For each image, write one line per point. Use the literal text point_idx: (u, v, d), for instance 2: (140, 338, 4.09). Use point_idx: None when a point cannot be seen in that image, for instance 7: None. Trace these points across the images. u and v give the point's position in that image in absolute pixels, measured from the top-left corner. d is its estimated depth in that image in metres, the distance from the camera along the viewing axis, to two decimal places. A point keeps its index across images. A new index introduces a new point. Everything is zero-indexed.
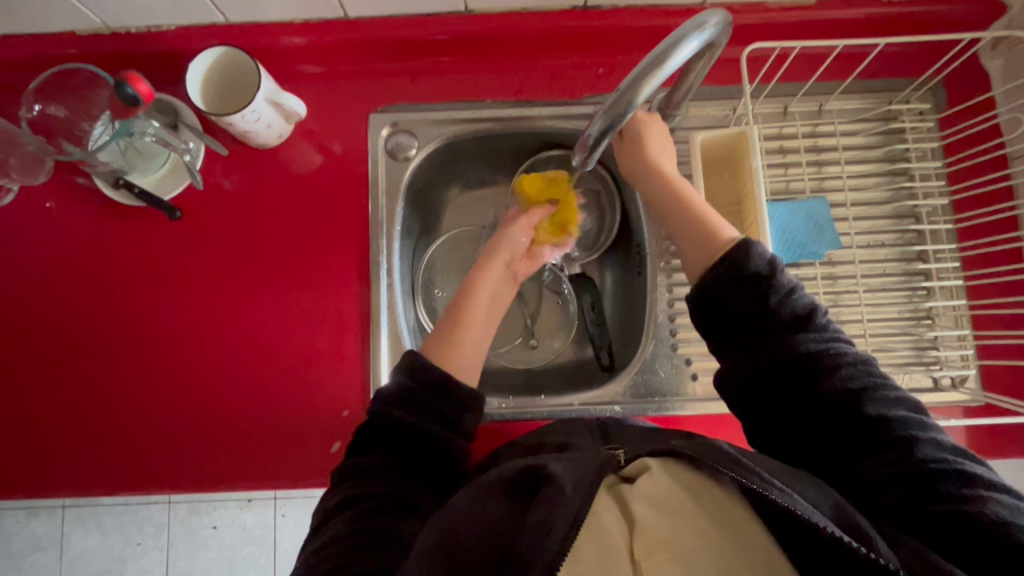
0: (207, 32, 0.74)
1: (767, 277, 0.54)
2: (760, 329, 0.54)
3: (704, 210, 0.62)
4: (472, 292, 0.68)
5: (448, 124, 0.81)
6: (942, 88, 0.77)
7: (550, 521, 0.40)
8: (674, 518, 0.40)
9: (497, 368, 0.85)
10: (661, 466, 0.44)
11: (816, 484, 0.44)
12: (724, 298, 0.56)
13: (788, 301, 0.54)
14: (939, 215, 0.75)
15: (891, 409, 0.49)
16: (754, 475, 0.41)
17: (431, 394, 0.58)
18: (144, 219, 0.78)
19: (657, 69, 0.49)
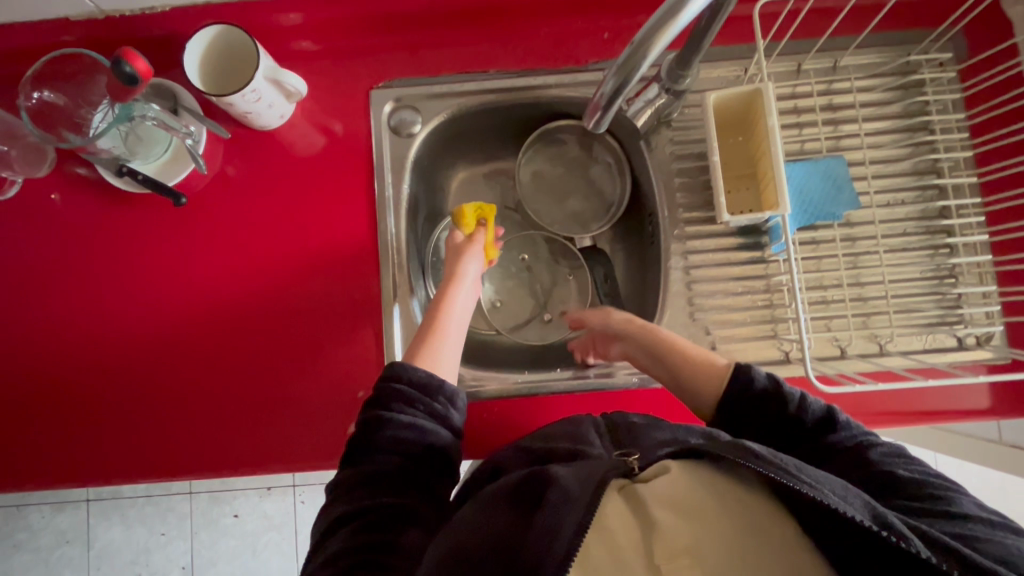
0: (201, 11, 0.73)
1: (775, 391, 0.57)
2: (783, 437, 0.56)
3: (697, 350, 0.67)
4: (449, 306, 0.71)
5: (451, 97, 0.79)
6: (963, 37, 0.74)
7: (557, 525, 0.40)
8: (695, 521, 0.39)
9: (511, 345, 0.85)
10: (680, 467, 0.43)
11: (845, 481, 0.42)
12: (744, 422, 0.58)
13: (804, 412, 0.55)
14: (961, 169, 0.73)
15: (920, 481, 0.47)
16: (780, 469, 0.40)
17: (422, 395, 0.59)
18: (149, 208, 0.77)
19: (670, 22, 0.45)
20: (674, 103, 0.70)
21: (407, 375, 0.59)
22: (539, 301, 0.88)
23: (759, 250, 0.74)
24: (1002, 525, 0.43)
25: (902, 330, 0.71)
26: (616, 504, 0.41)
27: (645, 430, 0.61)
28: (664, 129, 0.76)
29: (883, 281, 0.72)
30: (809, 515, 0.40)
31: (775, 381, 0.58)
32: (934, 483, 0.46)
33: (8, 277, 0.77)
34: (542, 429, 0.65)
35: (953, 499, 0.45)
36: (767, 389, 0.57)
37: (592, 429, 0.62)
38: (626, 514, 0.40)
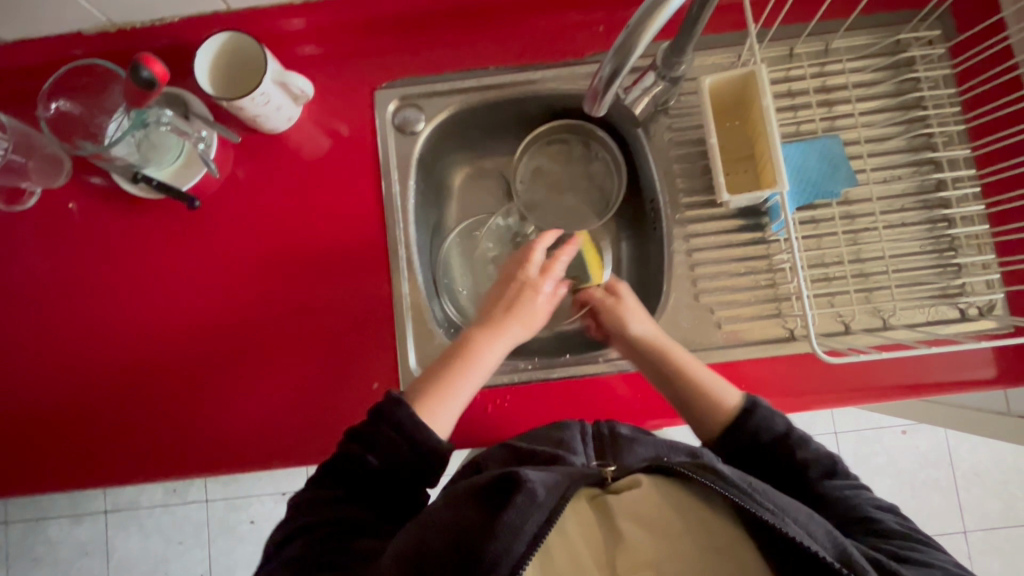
0: (209, 20, 0.75)
1: (787, 437, 0.61)
2: (787, 479, 0.59)
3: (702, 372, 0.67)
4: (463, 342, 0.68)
5: (453, 94, 0.81)
6: (950, 16, 0.75)
7: (517, 527, 0.43)
8: (659, 537, 0.44)
9: None
10: (652, 483, 0.47)
11: (812, 513, 0.46)
12: (752, 457, 0.62)
13: (809, 452, 0.60)
14: (955, 143, 0.74)
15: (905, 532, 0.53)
16: (743, 494, 0.44)
17: (403, 435, 0.58)
18: (163, 213, 0.79)
19: (664, 5, 0.47)
20: (671, 89, 0.72)
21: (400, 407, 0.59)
22: None
23: (760, 231, 0.75)
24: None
25: (904, 304, 0.72)
26: (587, 515, 0.47)
27: (629, 445, 0.65)
28: (661, 117, 0.78)
29: (883, 256, 0.73)
30: (769, 545, 0.44)
31: (785, 419, 0.62)
32: (910, 537, 0.53)
33: (28, 286, 0.79)
34: (531, 431, 0.68)
35: (922, 552, 0.51)
36: (776, 431, 0.61)
37: (578, 437, 0.65)
38: (599, 534, 0.46)
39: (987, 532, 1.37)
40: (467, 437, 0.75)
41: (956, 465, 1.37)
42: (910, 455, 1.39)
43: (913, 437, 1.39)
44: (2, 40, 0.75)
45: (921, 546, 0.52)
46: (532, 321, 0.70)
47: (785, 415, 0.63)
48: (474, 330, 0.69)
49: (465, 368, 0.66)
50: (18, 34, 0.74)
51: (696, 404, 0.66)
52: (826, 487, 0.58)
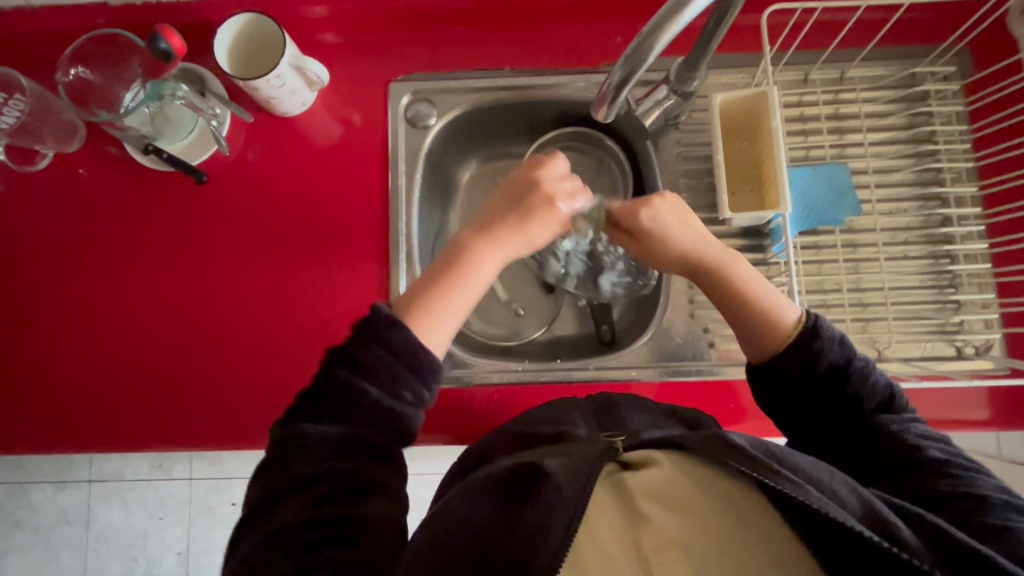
0: (233, 2, 0.77)
1: (847, 368, 0.53)
2: (834, 413, 0.54)
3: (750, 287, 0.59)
4: (471, 253, 0.58)
5: (466, 92, 0.81)
6: (968, 53, 0.75)
7: (547, 524, 0.41)
8: (682, 513, 0.40)
9: (485, 340, 0.87)
10: (668, 457, 0.45)
11: (837, 471, 0.44)
12: (823, 394, 0.54)
13: (866, 387, 0.53)
14: (963, 181, 0.74)
15: (936, 452, 0.50)
16: (764, 468, 0.41)
17: (398, 365, 0.51)
18: (170, 187, 0.80)
19: (676, 17, 0.47)
20: (683, 104, 0.72)
21: (373, 341, 0.51)
22: (519, 297, 0.90)
23: (761, 252, 0.75)
24: (1004, 502, 0.46)
25: (900, 337, 0.72)
26: (603, 496, 0.43)
27: (627, 410, 0.64)
28: (671, 131, 0.78)
29: (882, 288, 0.73)
30: (808, 526, 0.41)
31: (850, 346, 0.54)
32: (957, 464, 0.49)
33: (29, 246, 0.80)
34: (530, 412, 0.68)
35: (969, 483, 0.47)
36: (837, 362, 0.54)
37: (578, 415, 0.64)
38: (613, 508, 0.42)
39: None
40: (451, 434, 0.76)
41: None
42: None
43: None
44: (29, 5, 0.77)
45: (967, 473, 0.48)
46: (537, 233, 0.60)
47: (849, 342, 0.55)
48: (471, 244, 0.59)
49: (460, 284, 0.57)
50: (47, 1, 0.76)
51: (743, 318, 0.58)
52: (879, 421, 0.52)
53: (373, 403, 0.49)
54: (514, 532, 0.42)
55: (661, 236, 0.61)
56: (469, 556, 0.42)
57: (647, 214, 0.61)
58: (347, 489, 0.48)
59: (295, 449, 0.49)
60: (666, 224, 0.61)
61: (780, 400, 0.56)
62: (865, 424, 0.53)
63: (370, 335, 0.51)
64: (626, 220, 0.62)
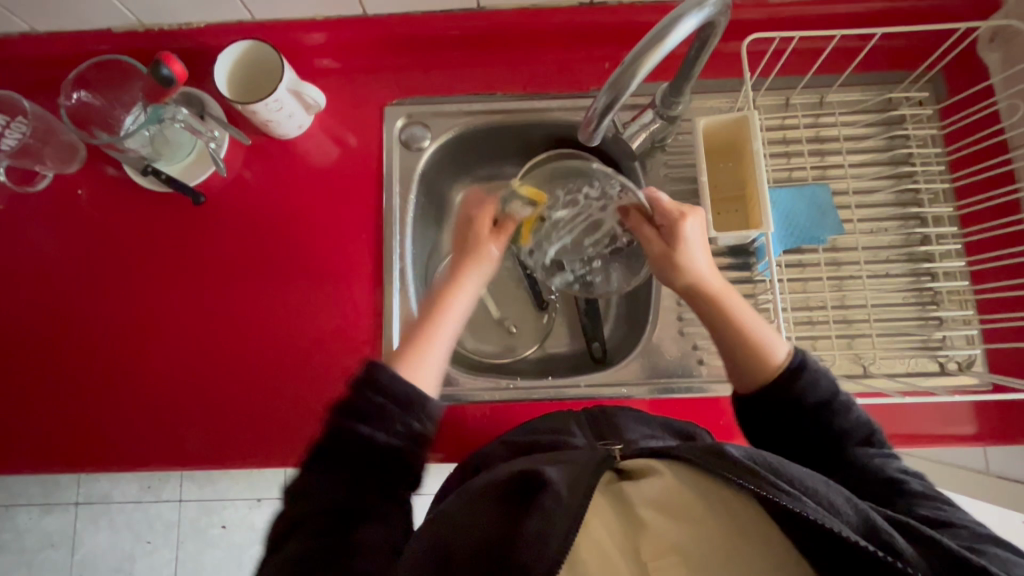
0: (235, 29, 0.79)
1: (830, 404, 0.55)
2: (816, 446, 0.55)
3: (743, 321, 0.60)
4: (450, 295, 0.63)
5: (459, 115, 0.84)
6: (941, 80, 0.78)
7: (546, 534, 0.41)
8: (682, 523, 0.41)
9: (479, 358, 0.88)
10: (667, 467, 0.45)
11: (829, 479, 0.44)
12: (797, 422, 0.55)
13: (846, 420, 0.55)
14: (941, 201, 0.76)
15: (914, 485, 0.50)
16: (761, 481, 0.41)
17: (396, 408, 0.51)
18: (168, 207, 0.81)
19: (657, 47, 0.50)
20: (668, 128, 0.75)
21: (370, 385, 0.52)
22: (512, 315, 0.91)
23: (747, 270, 0.76)
24: (986, 534, 0.45)
25: (884, 353, 0.73)
26: (603, 506, 0.44)
27: (624, 419, 0.65)
28: (659, 153, 0.80)
29: (866, 305, 0.75)
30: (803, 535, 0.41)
31: (832, 380, 0.56)
32: (938, 499, 0.49)
33: (26, 265, 0.81)
34: (523, 425, 0.69)
35: (951, 514, 0.47)
36: (821, 396, 0.55)
37: (572, 427, 0.65)
38: (613, 516, 0.43)
39: None
40: (444, 451, 0.76)
41: None
42: None
43: None
44: (35, 31, 0.79)
45: (946, 506, 0.48)
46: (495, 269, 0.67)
47: (834, 377, 0.57)
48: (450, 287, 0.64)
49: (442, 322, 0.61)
50: (53, 27, 0.79)
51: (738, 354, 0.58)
52: (859, 454, 0.53)
53: (367, 441, 0.50)
54: (514, 543, 0.42)
55: (691, 244, 0.64)
56: (470, 569, 0.42)
57: (691, 223, 0.64)
58: (349, 519, 0.49)
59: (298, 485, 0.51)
60: (695, 235, 0.64)
61: (765, 430, 0.58)
62: (844, 456, 0.54)
63: (365, 378, 0.52)
64: (666, 217, 0.66)
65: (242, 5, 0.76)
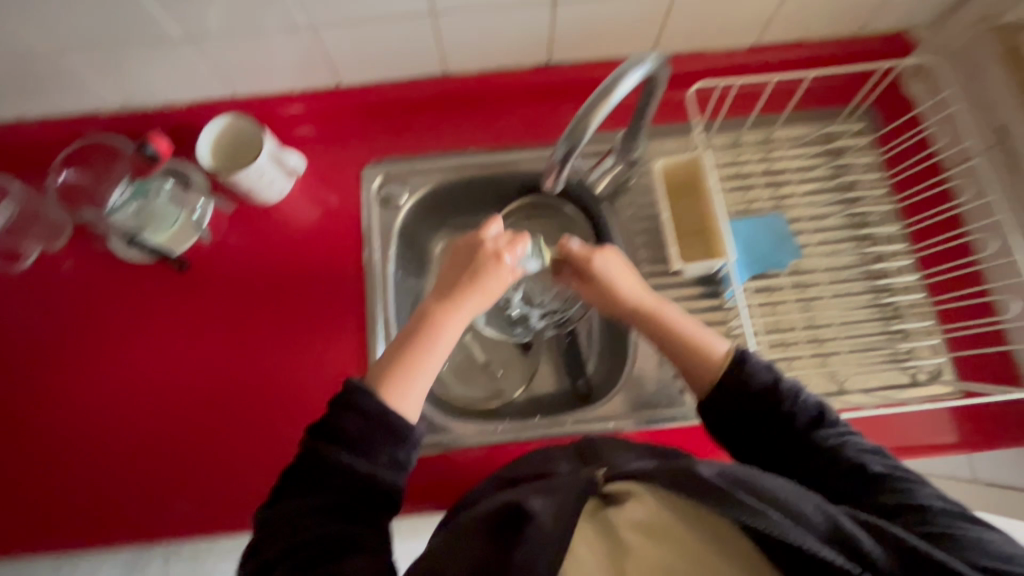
0: (217, 105, 0.85)
1: (775, 388, 0.57)
2: (775, 436, 0.57)
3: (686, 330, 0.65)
4: (437, 318, 0.62)
5: (434, 172, 0.88)
6: (874, 112, 0.85)
7: (530, 562, 0.41)
8: (664, 545, 0.42)
9: (466, 404, 0.88)
10: (648, 491, 0.47)
11: (800, 486, 0.45)
12: (753, 415, 0.58)
13: (798, 407, 0.57)
14: (889, 221, 0.81)
15: (875, 465, 0.52)
16: (734, 501, 0.42)
17: (381, 429, 0.53)
18: (153, 276, 0.83)
19: (604, 100, 0.54)
20: (630, 170, 0.80)
21: (353, 409, 0.54)
22: (497, 359, 0.93)
23: (717, 298, 0.80)
24: (950, 511, 0.47)
25: (857, 369, 0.76)
26: (587, 531, 0.44)
27: (610, 449, 0.65)
28: (623, 195, 0.85)
29: (833, 324, 0.78)
30: (773, 548, 0.42)
31: (771, 366, 0.60)
32: (901, 478, 0.51)
33: (9, 344, 0.81)
34: (514, 463, 0.69)
35: (915, 496, 0.49)
36: (765, 381, 0.58)
37: (561, 458, 0.65)
38: (596, 542, 0.43)
39: None
40: (438, 500, 0.75)
41: None
42: None
43: None
44: (24, 119, 0.83)
45: (909, 484, 0.50)
46: (492, 289, 0.65)
47: (776, 367, 0.60)
48: (434, 307, 0.63)
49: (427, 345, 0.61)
50: (43, 114, 0.83)
51: (684, 355, 0.64)
52: (818, 438, 0.55)
53: (349, 469, 0.51)
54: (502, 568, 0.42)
55: (610, 279, 0.69)
56: None
57: (600, 258, 0.70)
58: (333, 549, 0.48)
59: (282, 518, 0.50)
60: (612, 271, 0.69)
61: (727, 428, 0.59)
62: (808, 444, 0.55)
63: (344, 404, 0.54)
64: (579, 262, 0.71)
65: (224, 82, 0.81)
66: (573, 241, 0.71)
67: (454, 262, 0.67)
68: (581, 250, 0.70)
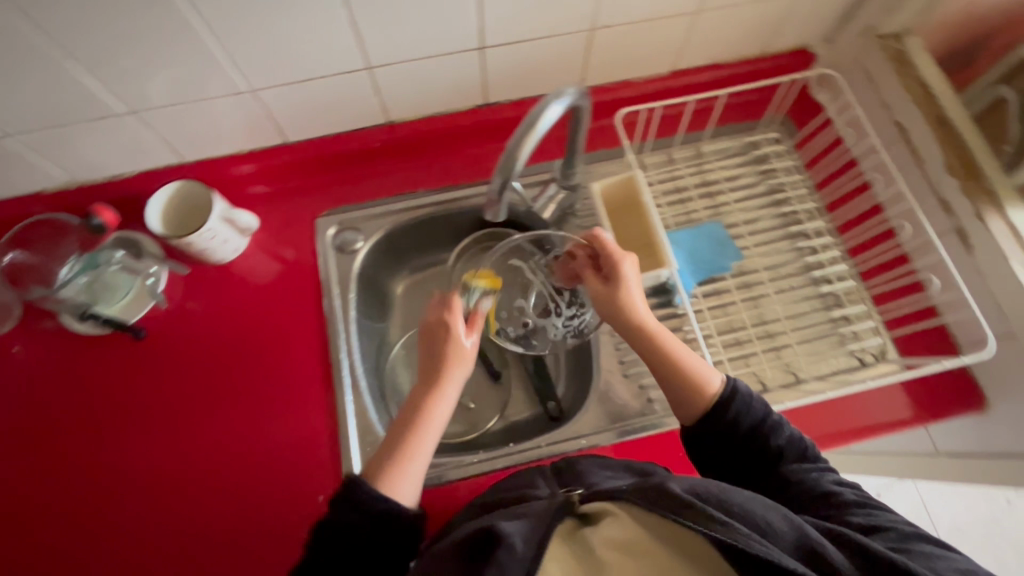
0: (166, 173, 0.86)
1: (762, 422, 0.60)
2: (757, 465, 0.59)
3: (676, 356, 0.64)
4: (416, 403, 0.63)
5: (386, 216, 0.91)
6: (788, 121, 0.93)
7: None
8: (640, 560, 0.43)
9: (440, 440, 0.88)
10: (624, 509, 0.48)
11: (767, 499, 0.47)
12: (736, 442, 0.60)
13: (779, 438, 0.59)
14: (817, 217, 0.87)
15: (844, 493, 0.54)
16: (702, 516, 0.44)
17: (386, 520, 0.54)
18: (109, 347, 0.82)
19: (530, 131, 0.58)
20: (572, 196, 0.84)
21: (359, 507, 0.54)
22: (468, 392, 0.93)
23: (671, 306, 0.83)
24: (913, 532, 0.48)
25: (808, 358, 0.80)
26: (563, 551, 0.45)
27: (588, 467, 0.66)
28: (571, 219, 0.89)
29: (781, 318, 0.82)
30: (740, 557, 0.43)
31: (763, 402, 0.61)
32: (871, 505, 0.52)
33: None
34: (493, 488, 0.69)
35: (882, 518, 0.50)
36: (755, 417, 0.60)
37: (538, 477, 0.66)
38: (571, 561, 0.44)
39: None
40: None
41: (935, 522, 1.45)
42: None
43: (889, 500, 1.48)
44: None
45: (877, 510, 0.51)
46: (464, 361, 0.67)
47: (763, 400, 0.62)
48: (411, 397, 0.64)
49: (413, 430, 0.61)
50: None
51: (677, 385, 0.64)
52: (795, 470, 0.57)
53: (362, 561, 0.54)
54: None
55: (629, 285, 0.69)
56: None
57: (628, 266, 0.70)
58: None
59: None
60: (632, 277, 0.69)
61: (713, 453, 0.61)
62: (786, 473, 0.57)
63: (348, 502, 0.54)
64: (606, 258, 0.71)
65: (171, 150, 0.83)
66: (605, 236, 0.71)
67: (428, 336, 0.68)
68: (610, 247, 0.71)
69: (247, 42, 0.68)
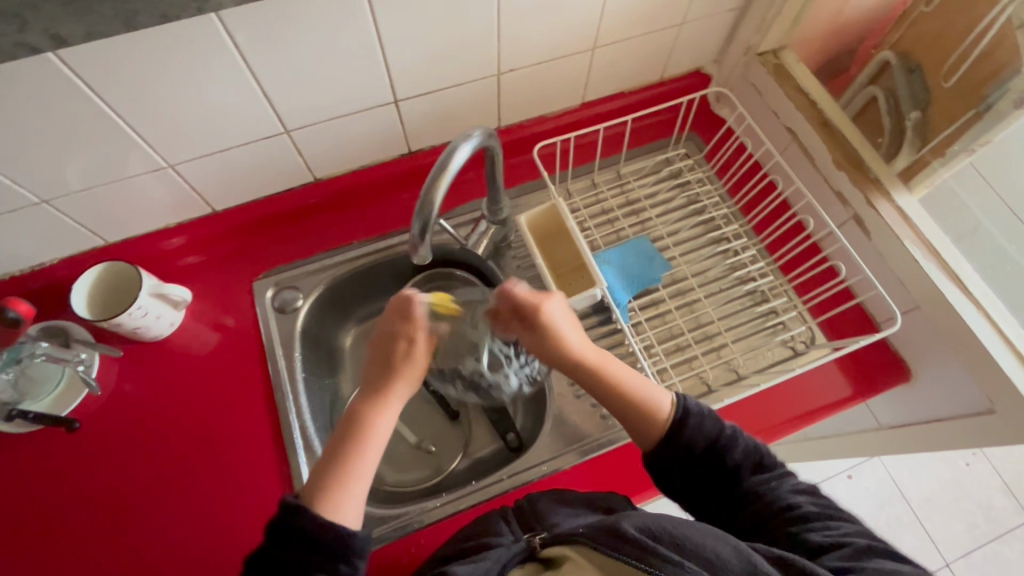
0: (91, 256, 0.85)
1: (717, 439, 0.59)
2: (719, 482, 0.59)
3: (621, 382, 0.64)
4: (368, 411, 0.60)
5: (325, 270, 0.91)
6: (695, 136, 0.99)
7: None
8: None
9: (406, 489, 0.87)
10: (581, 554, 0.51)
11: (720, 531, 0.48)
12: (694, 463, 0.59)
13: (738, 454, 0.59)
14: (734, 220, 0.93)
15: (803, 505, 0.55)
16: (647, 554, 0.46)
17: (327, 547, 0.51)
18: (40, 444, 0.78)
19: (442, 174, 0.61)
20: (502, 230, 0.87)
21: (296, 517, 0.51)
22: (429, 435, 0.93)
23: (612, 322, 0.86)
24: (864, 544, 0.50)
25: (746, 354, 0.83)
26: None
27: (551, 505, 0.66)
28: (506, 252, 0.92)
29: (715, 319, 0.86)
30: None
31: (715, 417, 0.61)
32: (827, 515, 0.54)
33: None
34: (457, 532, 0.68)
35: (839, 533, 0.52)
36: (710, 435, 0.59)
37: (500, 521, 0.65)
38: None
39: (965, 558, 1.46)
40: None
41: (906, 494, 1.51)
42: (865, 497, 1.50)
43: (860, 478, 1.53)
44: None
45: (831, 522, 0.53)
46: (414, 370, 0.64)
47: (715, 415, 0.61)
48: (363, 405, 0.61)
49: (361, 445, 0.58)
50: None
51: (626, 407, 0.63)
52: (755, 483, 0.58)
53: None
54: None
55: (558, 326, 0.67)
56: None
57: (551, 307, 0.67)
58: None
59: None
60: (561, 319, 0.68)
61: (675, 475, 0.60)
62: (748, 487, 0.58)
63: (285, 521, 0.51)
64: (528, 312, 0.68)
65: (93, 233, 0.82)
66: (520, 287, 0.69)
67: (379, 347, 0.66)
68: (530, 296, 0.68)
69: (163, 119, 0.69)
